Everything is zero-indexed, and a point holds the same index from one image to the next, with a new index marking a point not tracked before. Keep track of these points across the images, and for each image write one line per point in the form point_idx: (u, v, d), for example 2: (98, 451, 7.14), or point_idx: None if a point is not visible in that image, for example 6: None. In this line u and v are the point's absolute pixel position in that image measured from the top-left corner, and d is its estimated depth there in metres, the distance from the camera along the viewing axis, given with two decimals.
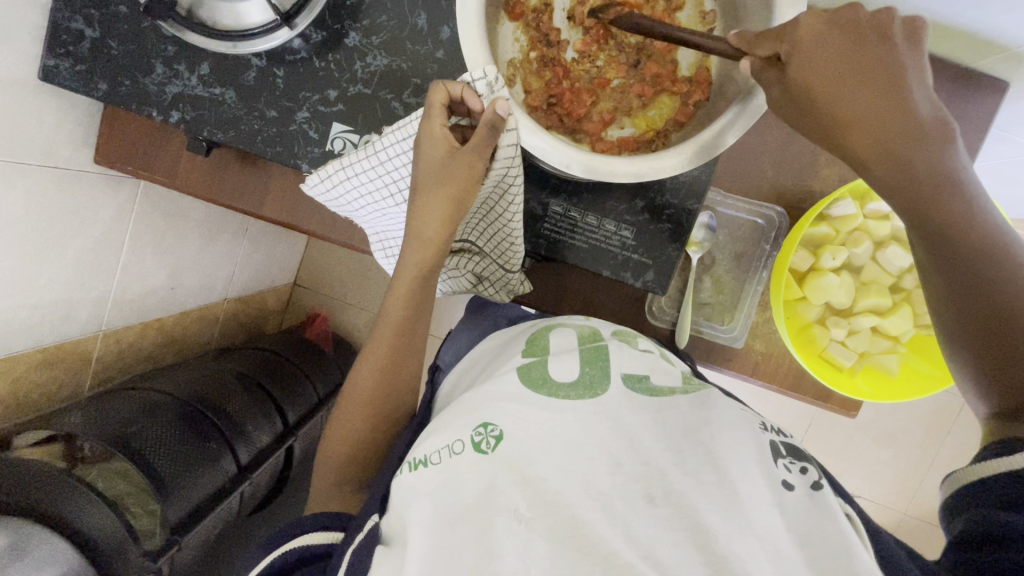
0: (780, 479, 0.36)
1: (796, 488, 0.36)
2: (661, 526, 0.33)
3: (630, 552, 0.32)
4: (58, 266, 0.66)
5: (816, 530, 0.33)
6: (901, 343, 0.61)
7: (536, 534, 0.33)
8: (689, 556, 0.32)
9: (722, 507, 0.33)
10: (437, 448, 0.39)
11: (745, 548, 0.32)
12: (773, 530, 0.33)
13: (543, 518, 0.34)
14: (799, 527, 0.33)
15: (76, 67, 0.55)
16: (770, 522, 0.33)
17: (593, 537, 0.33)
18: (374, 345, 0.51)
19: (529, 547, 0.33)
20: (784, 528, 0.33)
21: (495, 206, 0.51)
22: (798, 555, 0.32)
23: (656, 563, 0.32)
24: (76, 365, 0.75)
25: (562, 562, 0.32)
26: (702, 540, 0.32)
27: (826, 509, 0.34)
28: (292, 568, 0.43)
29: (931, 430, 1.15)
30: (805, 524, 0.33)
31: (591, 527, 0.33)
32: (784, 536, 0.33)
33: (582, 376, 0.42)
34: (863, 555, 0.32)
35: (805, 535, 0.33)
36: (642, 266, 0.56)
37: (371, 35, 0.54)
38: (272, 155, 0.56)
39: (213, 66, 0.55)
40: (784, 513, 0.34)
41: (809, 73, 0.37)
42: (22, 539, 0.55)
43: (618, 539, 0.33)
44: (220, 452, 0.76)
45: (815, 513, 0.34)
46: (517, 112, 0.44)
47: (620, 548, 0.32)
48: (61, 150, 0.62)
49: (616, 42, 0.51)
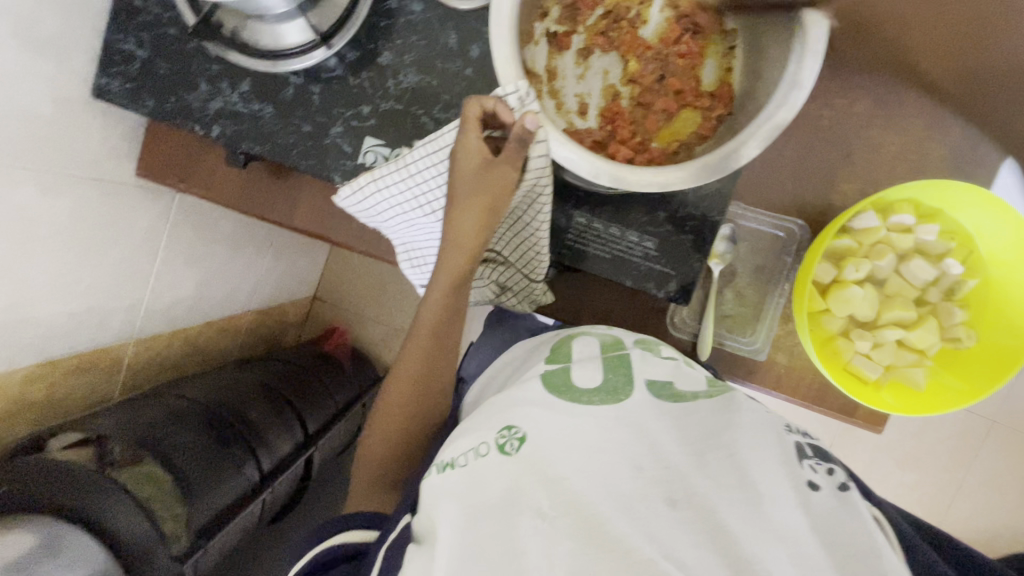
0: (806, 479, 0.36)
1: (822, 489, 0.35)
2: (681, 529, 0.33)
3: (652, 551, 0.32)
4: (98, 274, 0.69)
5: (843, 532, 0.33)
6: (928, 357, 0.60)
7: (559, 533, 0.34)
8: (710, 558, 0.32)
9: (747, 512, 0.33)
10: (462, 451, 0.40)
11: (770, 552, 0.32)
12: (797, 532, 0.33)
13: (564, 517, 0.34)
14: (823, 529, 0.33)
15: (126, 85, 0.59)
16: (794, 523, 0.33)
17: (615, 535, 0.33)
18: (409, 350, 0.51)
19: (552, 545, 0.33)
20: (810, 530, 0.33)
21: (522, 215, 0.53)
22: (824, 557, 0.32)
23: (679, 564, 0.32)
24: (107, 370, 0.78)
25: (584, 559, 0.33)
26: (723, 544, 0.32)
27: (853, 510, 0.34)
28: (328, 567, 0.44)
29: (958, 454, 1.12)
30: (830, 525, 0.33)
31: (613, 525, 0.33)
32: (811, 537, 0.33)
33: (606, 382, 0.43)
34: (890, 556, 0.32)
35: (830, 537, 0.33)
36: (665, 277, 0.57)
37: (403, 54, 0.57)
38: (306, 167, 0.58)
39: (254, 84, 0.58)
40: (810, 514, 0.34)
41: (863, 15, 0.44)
42: (55, 540, 0.57)
43: (640, 537, 0.33)
44: (243, 459, 0.78)
45: (842, 513, 0.34)
46: (546, 125, 0.46)
47: (643, 546, 0.32)
48: (106, 163, 0.65)
49: (640, 56, 0.54)
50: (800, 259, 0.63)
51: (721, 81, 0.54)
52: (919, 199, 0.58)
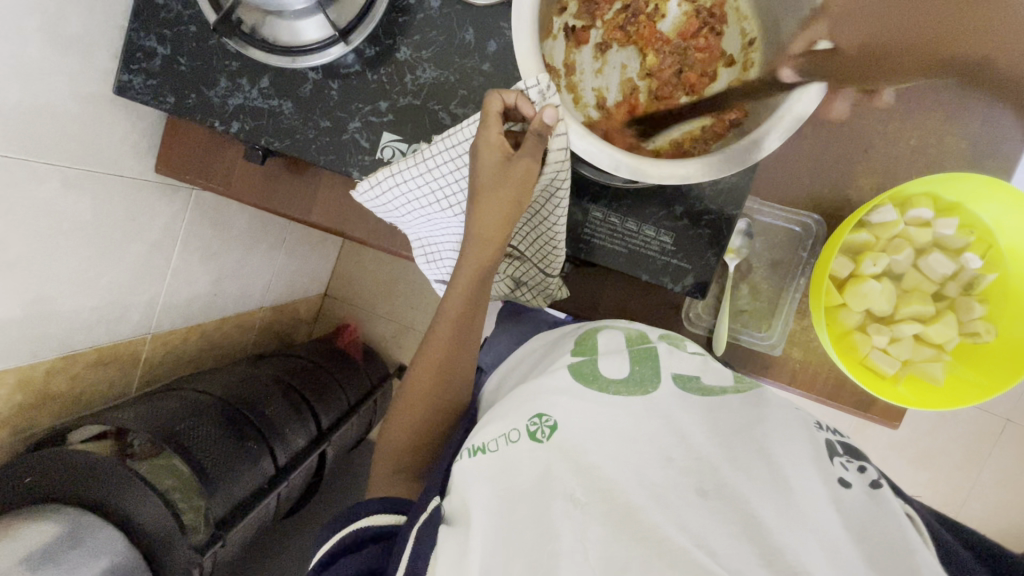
0: (837, 477, 0.36)
1: (853, 486, 0.35)
2: (713, 519, 0.34)
3: (684, 538, 0.33)
4: (118, 268, 0.70)
5: (875, 529, 0.33)
6: (945, 351, 0.60)
7: (593, 519, 0.34)
8: (741, 546, 0.32)
9: (779, 503, 0.33)
10: (494, 436, 0.40)
11: (803, 544, 0.32)
12: (829, 526, 0.33)
13: (598, 504, 0.35)
14: (855, 524, 0.33)
15: (147, 82, 0.59)
16: (825, 517, 0.33)
17: (648, 522, 0.33)
18: (431, 343, 0.52)
19: (585, 529, 0.34)
20: (841, 525, 0.33)
21: (541, 210, 0.53)
22: (854, 550, 0.32)
23: (709, 551, 0.32)
24: (125, 364, 0.79)
25: (618, 545, 0.33)
26: (754, 534, 0.32)
27: (886, 508, 0.34)
28: (361, 545, 0.45)
29: (972, 453, 1.12)
30: (863, 521, 0.33)
31: (645, 513, 0.34)
32: (842, 532, 0.33)
33: (632, 375, 0.43)
34: (925, 554, 0.32)
35: (862, 532, 0.33)
36: (682, 271, 0.57)
37: (421, 50, 0.57)
38: (325, 162, 0.59)
39: (273, 80, 0.59)
40: (841, 510, 0.34)
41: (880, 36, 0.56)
42: (78, 529, 0.59)
43: (670, 526, 0.33)
44: (261, 452, 0.78)
45: (875, 510, 0.34)
46: (567, 118, 0.46)
47: (674, 534, 0.33)
48: (127, 160, 0.66)
49: (657, 51, 0.54)
50: (816, 254, 0.63)
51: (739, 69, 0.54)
52: (937, 192, 0.58)
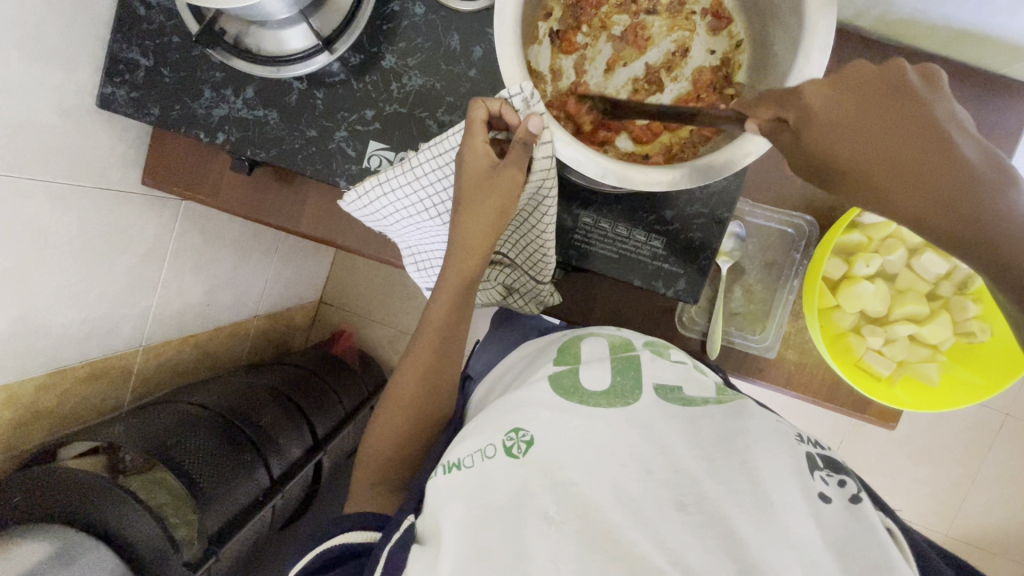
0: (817, 491, 0.35)
1: (833, 501, 0.35)
2: (691, 534, 0.33)
3: (660, 557, 0.32)
4: (107, 281, 0.69)
5: (854, 543, 0.33)
6: (940, 352, 0.60)
7: (567, 538, 0.34)
8: (719, 561, 0.32)
9: (756, 518, 0.33)
10: (470, 452, 0.39)
11: (778, 558, 0.32)
12: (810, 542, 0.32)
13: (572, 521, 0.34)
14: (835, 539, 0.33)
15: (131, 94, 0.59)
16: (806, 533, 0.33)
17: (624, 540, 0.33)
18: (415, 351, 0.51)
19: (559, 549, 0.33)
20: (821, 541, 0.33)
21: (529, 217, 0.53)
22: (834, 566, 0.32)
23: (684, 568, 0.32)
24: (118, 378, 0.78)
25: (592, 564, 0.33)
26: (733, 548, 0.32)
27: (865, 523, 0.34)
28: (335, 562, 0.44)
29: (971, 448, 1.11)
30: (841, 535, 0.33)
31: (621, 531, 0.33)
32: (822, 548, 0.32)
33: (615, 385, 0.43)
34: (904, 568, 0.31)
35: (841, 547, 0.33)
36: (673, 275, 0.57)
37: (406, 57, 0.57)
38: (312, 172, 0.58)
39: (258, 90, 0.58)
40: (821, 525, 0.33)
41: (830, 134, 0.35)
42: (70, 547, 0.58)
43: (649, 544, 0.33)
44: (255, 464, 0.77)
45: (854, 525, 0.33)
46: (552, 125, 0.45)
47: (651, 552, 0.33)
48: (113, 172, 0.65)
49: (643, 49, 0.54)
50: (809, 254, 0.62)
51: (721, 61, 0.54)
52: None
